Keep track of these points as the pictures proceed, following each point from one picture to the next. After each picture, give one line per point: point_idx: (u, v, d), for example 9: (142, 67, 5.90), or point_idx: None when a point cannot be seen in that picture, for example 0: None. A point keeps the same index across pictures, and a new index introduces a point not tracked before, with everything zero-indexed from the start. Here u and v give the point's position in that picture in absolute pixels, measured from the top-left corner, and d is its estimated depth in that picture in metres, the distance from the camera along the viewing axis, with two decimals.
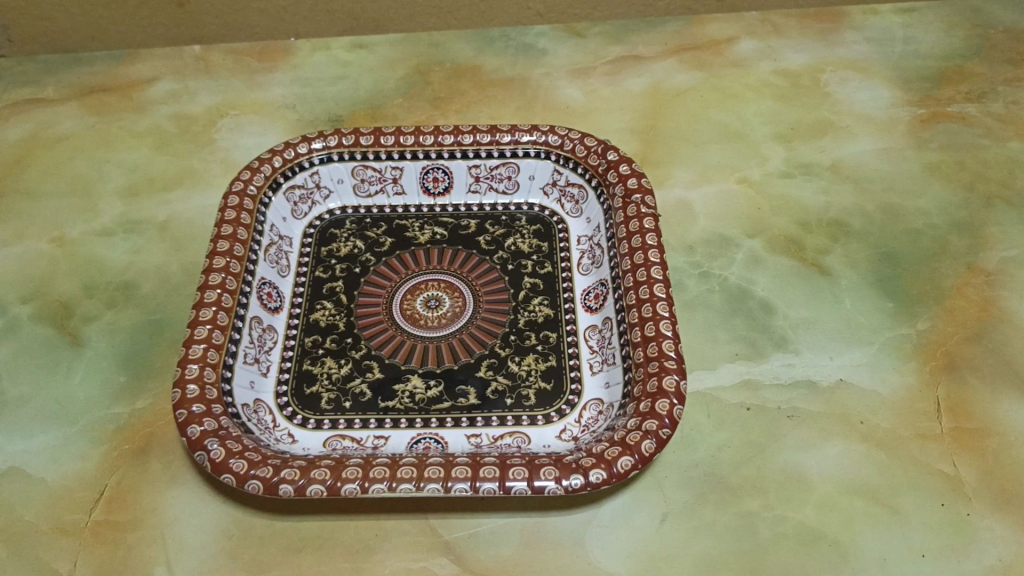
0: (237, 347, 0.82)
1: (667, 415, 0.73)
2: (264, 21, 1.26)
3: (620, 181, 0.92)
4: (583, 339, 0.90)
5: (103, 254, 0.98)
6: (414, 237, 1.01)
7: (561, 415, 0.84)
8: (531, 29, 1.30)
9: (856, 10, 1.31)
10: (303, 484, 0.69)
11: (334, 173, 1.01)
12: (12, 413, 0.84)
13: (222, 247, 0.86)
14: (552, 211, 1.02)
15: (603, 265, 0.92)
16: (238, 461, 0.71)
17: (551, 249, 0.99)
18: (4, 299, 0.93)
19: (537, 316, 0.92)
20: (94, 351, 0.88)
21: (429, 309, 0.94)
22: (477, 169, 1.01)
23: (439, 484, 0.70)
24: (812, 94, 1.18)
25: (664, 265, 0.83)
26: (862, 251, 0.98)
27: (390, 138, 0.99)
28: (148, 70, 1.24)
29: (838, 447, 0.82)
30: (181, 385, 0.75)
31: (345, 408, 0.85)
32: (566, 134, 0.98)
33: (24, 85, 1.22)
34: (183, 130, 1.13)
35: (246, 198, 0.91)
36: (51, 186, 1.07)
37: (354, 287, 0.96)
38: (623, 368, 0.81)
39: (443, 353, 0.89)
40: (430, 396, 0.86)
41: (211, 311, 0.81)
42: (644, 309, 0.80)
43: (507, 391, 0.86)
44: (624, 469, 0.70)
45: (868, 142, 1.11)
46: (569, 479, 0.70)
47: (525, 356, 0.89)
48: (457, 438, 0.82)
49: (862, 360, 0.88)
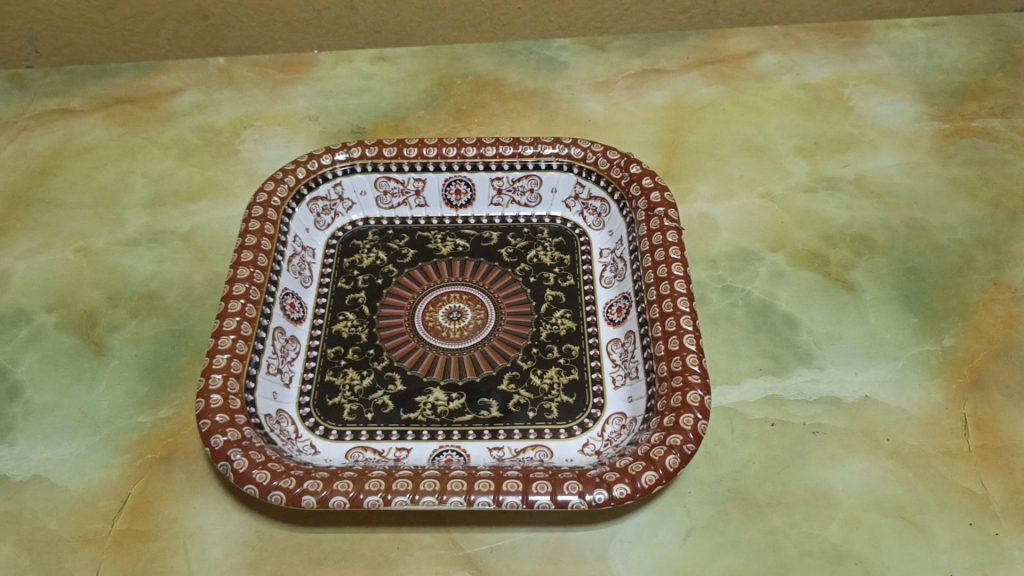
0: (260, 358, 0.82)
1: (692, 429, 0.72)
2: (287, 33, 1.27)
3: (643, 194, 0.92)
4: (606, 352, 0.89)
5: (128, 264, 0.98)
6: (436, 249, 1.02)
7: (584, 428, 0.83)
8: (552, 42, 1.30)
9: (878, 25, 1.31)
10: (327, 495, 0.69)
11: (357, 185, 1.02)
12: (36, 422, 0.84)
13: (247, 258, 0.86)
14: (574, 224, 1.02)
15: (626, 279, 0.92)
16: (261, 471, 0.71)
17: (573, 262, 0.99)
18: (29, 308, 0.94)
19: (559, 329, 0.92)
20: (117, 361, 0.89)
21: (451, 321, 0.94)
22: (500, 182, 1.01)
23: (462, 497, 0.69)
24: (834, 108, 1.17)
25: (688, 279, 0.82)
26: (887, 266, 0.98)
27: (413, 150, 0.99)
28: (173, 82, 1.25)
29: (864, 464, 0.81)
30: (205, 395, 0.76)
31: (368, 420, 0.84)
32: (589, 147, 0.98)
33: (50, 97, 1.23)
34: (207, 141, 1.14)
35: (270, 209, 0.92)
36: (77, 196, 1.07)
37: (376, 299, 0.96)
38: (646, 381, 0.81)
39: (465, 366, 0.89)
40: (452, 409, 0.85)
41: (234, 322, 0.81)
42: (668, 323, 0.80)
43: (529, 404, 0.85)
44: (649, 484, 0.70)
45: (892, 157, 1.10)
46: (593, 494, 0.69)
47: (548, 370, 0.88)
48: (479, 451, 0.82)
49: (887, 376, 0.88)
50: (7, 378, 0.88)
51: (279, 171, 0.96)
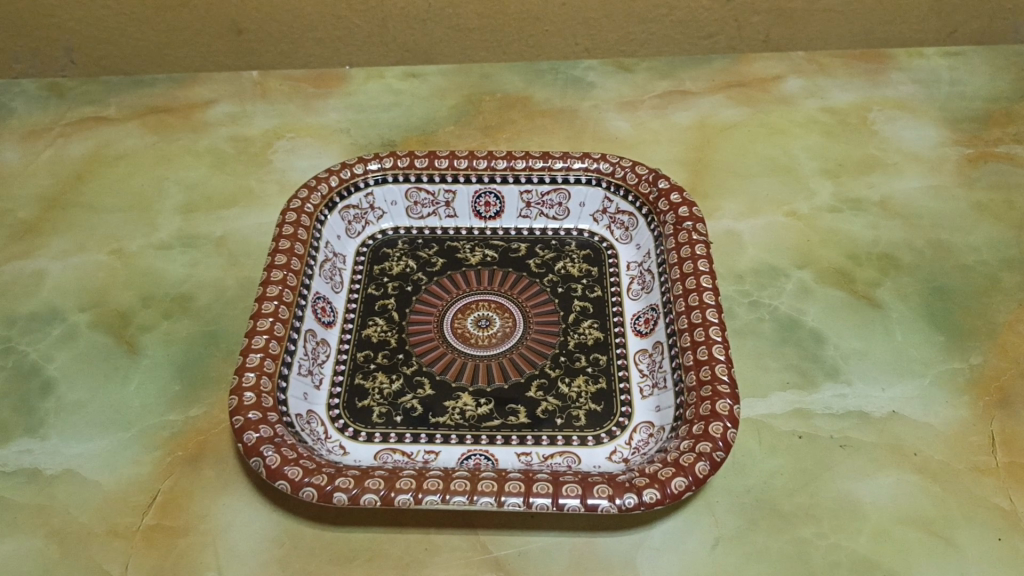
0: (292, 358, 0.83)
1: (721, 437, 0.72)
2: (319, 50, 1.29)
3: (671, 209, 0.92)
4: (633, 362, 0.90)
5: (161, 267, 1.00)
6: (465, 258, 1.03)
7: (612, 436, 0.83)
8: (579, 64, 1.32)
9: (901, 53, 1.33)
10: (358, 492, 0.69)
11: (388, 195, 1.03)
12: (68, 417, 0.85)
13: (280, 261, 0.87)
14: (601, 237, 1.03)
15: (653, 291, 0.93)
16: (293, 468, 0.71)
17: (600, 273, 1.00)
18: (63, 307, 0.95)
19: (586, 339, 0.93)
20: (149, 360, 0.90)
21: (479, 328, 0.95)
22: (529, 195, 1.02)
23: (493, 498, 0.69)
24: (859, 131, 1.19)
25: (716, 290, 0.83)
26: (913, 284, 0.98)
27: (444, 161, 1.00)
28: (207, 94, 1.27)
29: (891, 477, 0.81)
30: (238, 392, 0.76)
31: (396, 423, 0.85)
32: (617, 162, 0.99)
33: (87, 105, 1.26)
34: (240, 150, 1.16)
35: (303, 215, 0.93)
36: (111, 200, 1.09)
37: (405, 305, 0.97)
38: (674, 391, 0.81)
39: (494, 372, 0.90)
40: (480, 414, 0.86)
41: (268, 322, 0.82)
42: (697, 333, 0.80)
43: (557, 411, 0.86)
44: (678, 490, 0.69)
45: (916, 179, 1.11)
46: (622, 498, 0.68)
47: (575, 378, 0.89)
48: (507, 456, 0.82)
49: (914, 393, 0.88)
50: (40, 374, 0.89)
51: (312, 179, 0.97)
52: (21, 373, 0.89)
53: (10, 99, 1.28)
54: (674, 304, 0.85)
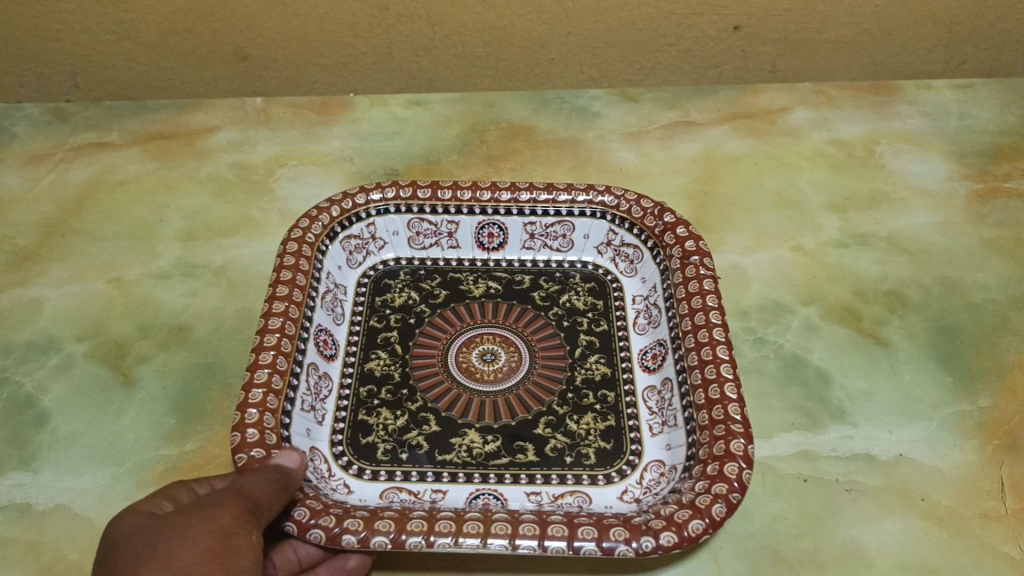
0: (294, 394, 0.81)
1: (736, 478, 0.69)
2: (323, 77, 1.29)
3: (677, 243, 0.91)
4: (642, 399, 0.88)
5: (160, 296, 0.99)
6: (468, 290, 1.01)
7: (623, 475, 0.82)
8: (584, 92, 1.32)
9: (909, 85, 1.33)
10: (368, 535, 0.66)
11: (389, 225, 1.02)
12: (62, 450, 0.84)
13: (282, 292, 0.85)
14: (606, 269, 1.02)
15: (660, 326, 0.91)
16: (299, 510, 0.68)
17: (606, 306, 0.99)
18: (60, 337, 0.94)
19: (594, 374, 0.91)
20: (145, 392, 0.88)
21: (484, 362, 0.93)
22: (533, 226, 1.01)
23: (506, 540, 0.65)
24: (866, 165, 1.18)
25: (726, 325, 0.81)
26: (920, 323, 0.97)
27: (447, 192, 1.00)
28: (210, 120, 1.27)
29: (897, 524, 0.79)
30: (241, 429, 0.73)
31: (401, 459, 0.83)
32: (622, 194, 0.99)
33: (90, 130, 1.26)
34: (242, 178, 1.15)
35: (304, 245, 0.91)
36: (112, 227, 1.09)
37: (408, 338, 0.96)
38: (686, 429, 0.79)
39: (500, 409, 0.88)
40: (487, 452, 0.84)
41: (270, 355, 0.79)
42: (707, 371, 0.78)
43: (566, 449, 0.84)
44: (695, 533, 0.66)
45: (924, 215, 1.10)
46: (639, 542, 0.66)
47: (583, 416, 0.87)
48: (516, 495, 0.81)
49: (922, 436, 0.86)
50: (34, 405, 0.87)
51: (313, 210, 0.96)
52: (15, 404, 0.87)
53: (13, 123, 1.28)
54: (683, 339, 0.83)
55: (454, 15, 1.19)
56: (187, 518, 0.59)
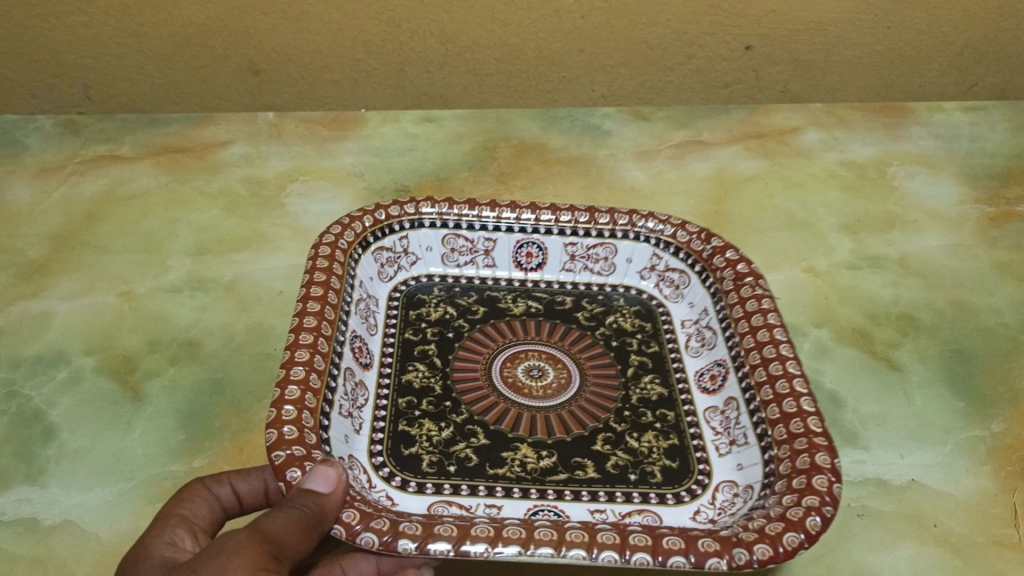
0: (332, 397, 0.75)
1: (827, 491, 0.63)
2: (335, 92, 1.30)
3: (728, 265, 0.88)
4: (704, 420, 0.83)
5: (170, 311, 0.99)
6: (508, 308, 0.97)
7: (693, 495, 0.76)
8: (595, 111, 1.32)
9: (920, 107, 1.33)
10: (425, 541, 0.59)
11: (423, 239, 0.98)
12: (69, 464, 0.83)
13: (316, 293, 0.80)
14: (651, 295, 0.98)
15: (717, 347, 0.86)
16: (349, 512, 0.61)
17: (654, 329, 0.94)
18: (69, 350, 0.94)
19: (650, 394, 0.87)
20: (154, 407, 0.88)
21: (532, 378, 0.89)
22: (573, 247, 0.98)
23: (583, 551, 0.59)
24: (878, 187, 1.18)
25: (786, 325, 0.80)
26: (933, 346, 0.96)
27: (486, 208, 0.97)
28: (223, 134, 1.27)
29: (910, 550, 0.78)
30: (276, 426, 0.67)
31: (449, 473, 0.77)
32: (666, 219, 0.96)
33: (102, 143, 1.26)
34: (254, 193, 1.16)
35: (337, 250, 0.87)
36: (123, 241, 1.09)
37: (448, 353, 0.91)
38: (760, 445, 0.74)
39: (553, 424, 0.83)
40: (544, 467, 0.79)
41: (306, 355, 0.74)
42: (773, 367, 0.76)
43: (629, 466, 0.79)
44: (792, 547, 0.60)
45: (936, 237, 1.10)
46: (733, 554, 0.59)
47: (644, 433, 0.82)
48: (578, 512, 0.75)
49: (935, 461, 0.85)
50: (43, 419, 0.87)
51: (345, 217, 0.92)
52: (23, 418, 0.87)
53: (26, 135, 1.27)
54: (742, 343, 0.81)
55: (466, 32, 1.20)
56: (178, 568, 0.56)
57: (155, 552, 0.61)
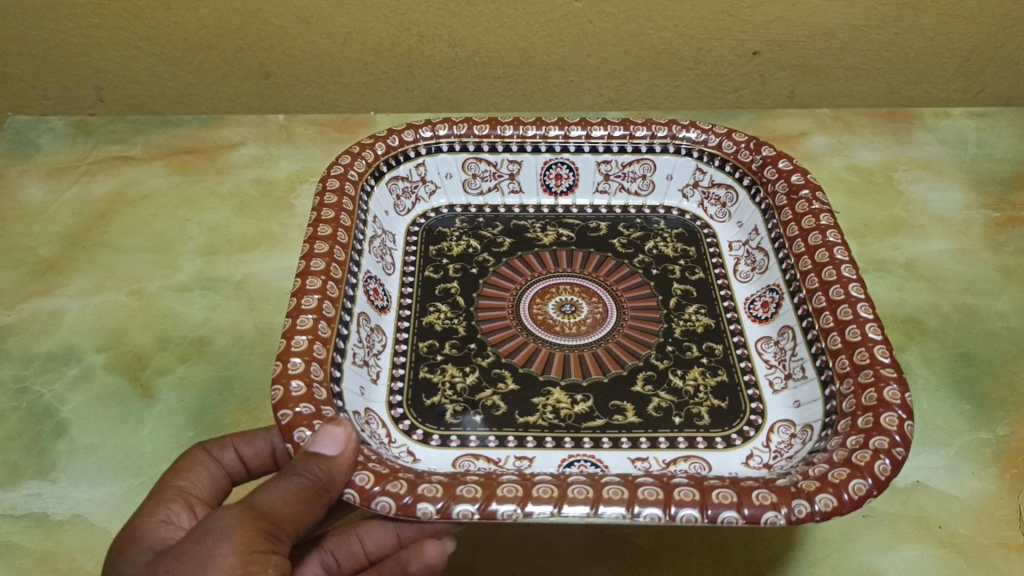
0: (345, 345, 0.78)
1: (898, 430, 0.64)
2: (345, 95, 1.31)
3: (781, 178, 0.93)
4: (756, 351, 0.87)
5: (180, 309, 1.00)
6: (537, 238, 1.03)
7: (746, 439, 0.78)
8: (603, 114, 1.33)
9: (928, 112, 1.34)
10: (449, 503, 0.60)
11: (442, 166, 1.05)
12: (80, 460, 0.84)
13: (325, 232, 0.83)
14: (693, 215, 1.05)
15: (768, 271, 0.91)
16: (362, 475, 0.62)
17: (698, 254, 1.00)
18: (80, 348, 0.95)
19: (696, 326, 0.91)
20: (164, 404, 0.89)
21: (564, 314, 0.92)
22: (607, 166, 1.04)
23: (622, 508, 0.59)
24: (884, 191, 1.18)
25: (854, 264, 0.80)
26: (938, 350, 0.97)
27: (507, 129, 1.03)
28: (233, 136, 1.28)
29: (915, 551, 0.78)
30: (282, 382, 0.68)
31: (474, 423, 0.80)
32: (710, 130, 1.02)
33: (114, 143, 1.27)
34: (264, 194, 1.17)
35: (346, 183, 0.91)
36: (134, 240, 1.10)
37: (472, 290, 0.96)
38: (820, 380, 0.76)
39: (589, 365, 0.86)
40: (578, 412, 0.81)
41: (315, 300, 0.76)
42: (842, 311, 0.76)
43: (673, 408, 0.81)
44: (858, 495, 0.60)
45: (942, 242, 1.10)
46: (791, 506, 0.59)
47: (689, 370, 0.85)
48: (618, 462, 0.77)
49: (940, 463, 0.86)
50: (54, 415, 0.88)
51: (356, 147, 0.97)
52: (34, 414, 0.88)
53: (39, 135, 1.29)
54: (805, 282, 0.82)
55: (475, 35, 1.21)
56: (175, 547, 0.57)
57: (148, 533, 0.62)
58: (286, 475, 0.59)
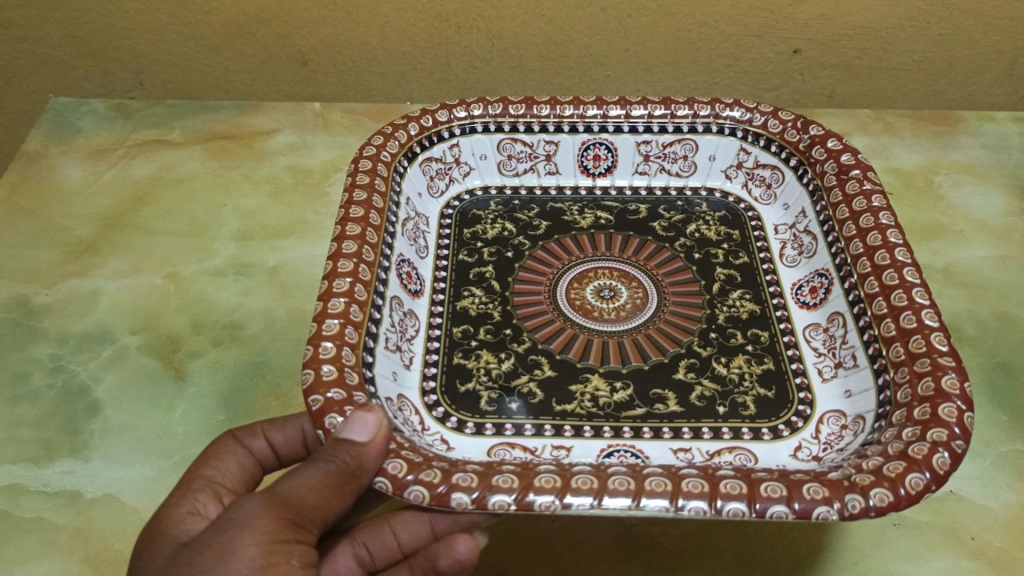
0: (377, 330, 0.78)
1: (957, 422, 0.63)
2: (381, 84, 1.32)
3: (830, 157, 0.92)
4: (804, 339, 0.86)
5: (214, 293, 1.01)
6: (574, 221, 1.02)
7: (794, 430, 0.77)
8: None
9: (971, 116, 1.32)
10: (484, 494, 0.59)
11: (476, 147, 1.05)
12: (112, 440, 0.85)
13: (357, 213, 0.84)
14: (736, 197, 1.04)
15: (818, 255, 0.91)
16: (395, 462, 0.62)
17: (742, 238, 0.99)
18: (115, 329, 0.96)
19: (739, 312, 0.89)
20: (195, 387, 0.90)
21: (603, 299, 0.92)
22: (648, 146, 1.04)
23: (666, 501, 0.58)
24: (924, 195, 1.16)
25: (909, 246, 0.79)
26: (974, 358, 0.95)
27: (544, 108, 1.03)
28: (269, 123, 1.29)
29: (945, 561, 0.77)
30: (315, 366, 0.68)
31: (509, 410, 0.80)
32: (755, 109, 1.01)
33: (152, 127, 1.28)
34: (299, 181, 1.18)
35: (379, 163, 0.92)
36: (169, 224, 1.11)
37: (508, 274, 0.95)
38: (873, 370, 0.75)
39: (627, 352, 0.86)
40: (618, 401, 0.81)
41: (346, 283, 0.76)
42: (896, 297, 0.75)
43: (717, 397, 0.80)
44: (915, 490, 0.59)
45: (982, 248, 1.08)
46: (844, 501, 0.58)
47: (733, 358, 0.84)
48: (660, 453, 0.76)
49: (974, 473, 0.84)
50: (88, 394, 0.89)
51: (389, 127, 0.97)
52: (69, 393, 0.89)
53: (79, 116, 1.31)
54: (857, 267, 0.82)
55: (512, 27, 1.20)
56: (199, 537, 0.58)
57: (175, 525, 0.62)
58: (312, 464, 0.60)
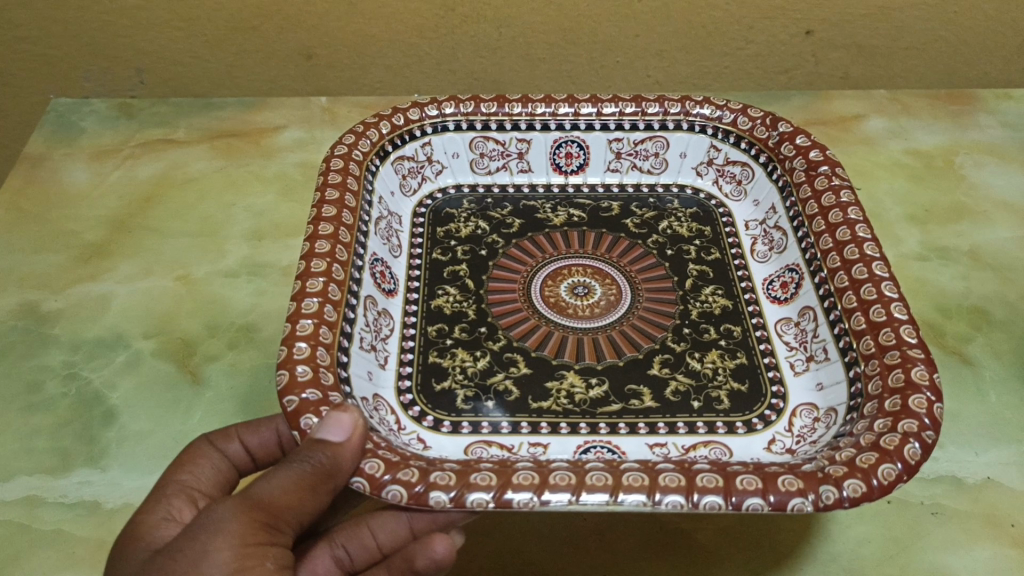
0: (351, 330, 0.76)
1: (926, 413, 0.61)
2: (387, 77, 1.29)
3: (799, 155, 0.91)
4: (775, 333, 0.84)
5: (228, 295, 0.99)
6: (548, 220, 1.00)
7: (767, 423, 0.76)
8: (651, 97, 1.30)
9: (989, 94, 1.29)
10: (462, 492, 0.58)
11: (448, 146, 1.03)
12: (130, 448, 0.83)
13: (330, 213, 0.81)
14: (708, 193, 1.02)
15: (788, 250, 0.89)
16: (372, 462, 0.60)
17: (714, 234, 0.97)
18: (129, 333, 0.94)
19: (712, 308, 0.88)
20: (213, 392, 0.88)
21: (577, 297, 0.90)
22: (619, 143, 1.02)
23: (643, 496, 0.57)
24: (946, 176, 1.14)
25: (877, 241, 0.78)
26: (1006, 342, 0.93)
27: (515, 106, 1.01)
28: (276, 119, 1.27)
29: (986, 552, 0.75)
30: (288, 366, 0.66)
31: (486, 408, 0.78)
32: (725, 106, 0.99)
33: (158, 127, 1.26)
34: (310, 178, 1.16)
35: (350, 162, 0.89)
36: (179, 225, 1.08)
37: (482, 272, 0.93)
38: (844, 363, 0.74)
39: (602, 349, 0.83)
40: (594, 397, 0.79)
41: (320, 283, 0.74)
42: (866, 291, 0.73)
43: (692, 392, 0.79)
44: (888, 480, 0.57)
45: (1008, 228, 1.06)
46: (819, 492, 0.56)
47: (707, 353, 0.83)
48: (636, 448, 0.74)
49: (1012, 460, 0.82)
50: (103, 402, 0.87)
51: (361, 125, 0.95)
52: (84, 401, 0.87)
53: (82, 117, 1.28)
54: (827, 262, 0.80)
55: (520, 16, 1.18)
56: (170, 544, 0.56)
57: (147, 533, 0.60)
58: (286, 466, 0.57)
